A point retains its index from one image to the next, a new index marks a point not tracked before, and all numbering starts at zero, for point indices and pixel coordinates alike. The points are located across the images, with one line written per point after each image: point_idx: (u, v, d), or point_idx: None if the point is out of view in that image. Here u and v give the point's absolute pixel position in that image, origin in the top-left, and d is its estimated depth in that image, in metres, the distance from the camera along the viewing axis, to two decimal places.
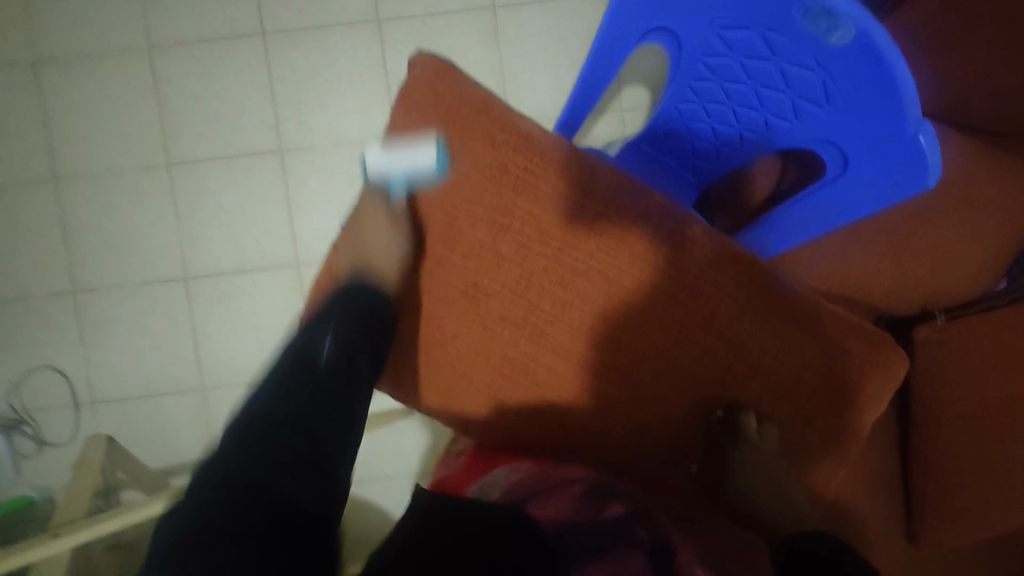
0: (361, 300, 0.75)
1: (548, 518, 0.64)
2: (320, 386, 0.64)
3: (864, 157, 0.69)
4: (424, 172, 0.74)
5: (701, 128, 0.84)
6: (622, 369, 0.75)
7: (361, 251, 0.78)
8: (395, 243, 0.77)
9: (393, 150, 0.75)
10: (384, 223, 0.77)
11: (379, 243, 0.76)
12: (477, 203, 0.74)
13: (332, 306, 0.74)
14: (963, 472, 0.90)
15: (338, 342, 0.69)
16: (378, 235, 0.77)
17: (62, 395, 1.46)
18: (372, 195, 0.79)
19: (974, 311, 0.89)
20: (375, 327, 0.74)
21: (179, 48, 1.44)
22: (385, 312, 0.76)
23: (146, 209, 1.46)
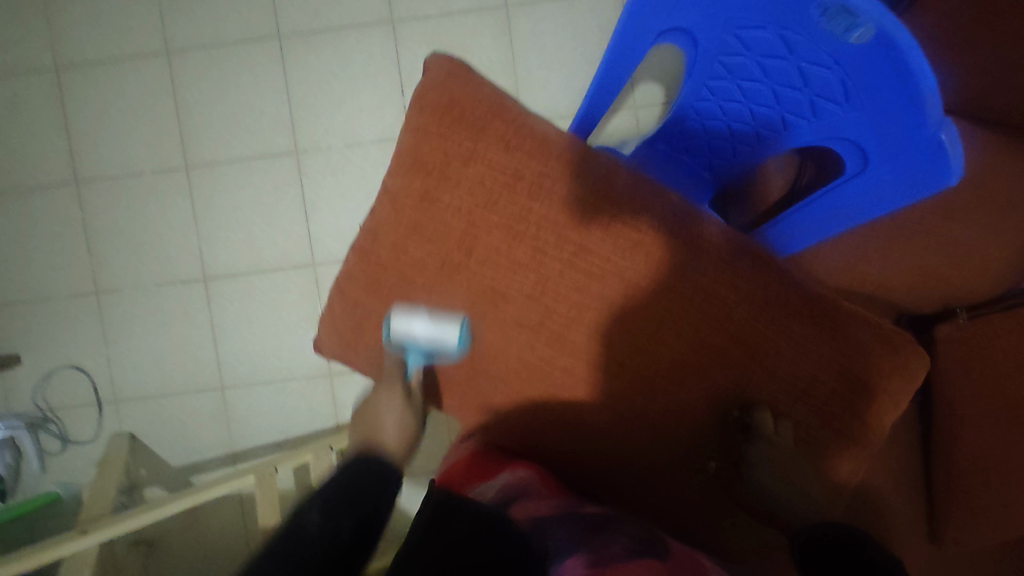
0: (365, 484, 0.70)
1: (526, 518, 0.65)
2: (322, 537, 0.60)
3: (883, 157, 0.68)
4: (446, 351, 0.77)
5: (717, 127, 0.84)
6: (638, 370, 0.75)
7: (372, 431, 0.81)
8: (407, 424, 0.82)
9: (418, 315, 0.76)
10: (398, 404, 0.81)
11: (388, 429, 0.80)
12: (491, 209, 0.75)
13: (327, 483, 0.68)
14: (986, 472, 0.89)
15: (332, 512, 0.63)
16: (391, 414, 0.82)
17: (86, 394, 1.49)
18: (391, 358, 0.82)
19: (997, 309, 0.87)
20: (373, 502, 0.68)
21: (197, 52, 1.46)
22: (391, 477, 0.73)
23: (166, 211, 1.48)
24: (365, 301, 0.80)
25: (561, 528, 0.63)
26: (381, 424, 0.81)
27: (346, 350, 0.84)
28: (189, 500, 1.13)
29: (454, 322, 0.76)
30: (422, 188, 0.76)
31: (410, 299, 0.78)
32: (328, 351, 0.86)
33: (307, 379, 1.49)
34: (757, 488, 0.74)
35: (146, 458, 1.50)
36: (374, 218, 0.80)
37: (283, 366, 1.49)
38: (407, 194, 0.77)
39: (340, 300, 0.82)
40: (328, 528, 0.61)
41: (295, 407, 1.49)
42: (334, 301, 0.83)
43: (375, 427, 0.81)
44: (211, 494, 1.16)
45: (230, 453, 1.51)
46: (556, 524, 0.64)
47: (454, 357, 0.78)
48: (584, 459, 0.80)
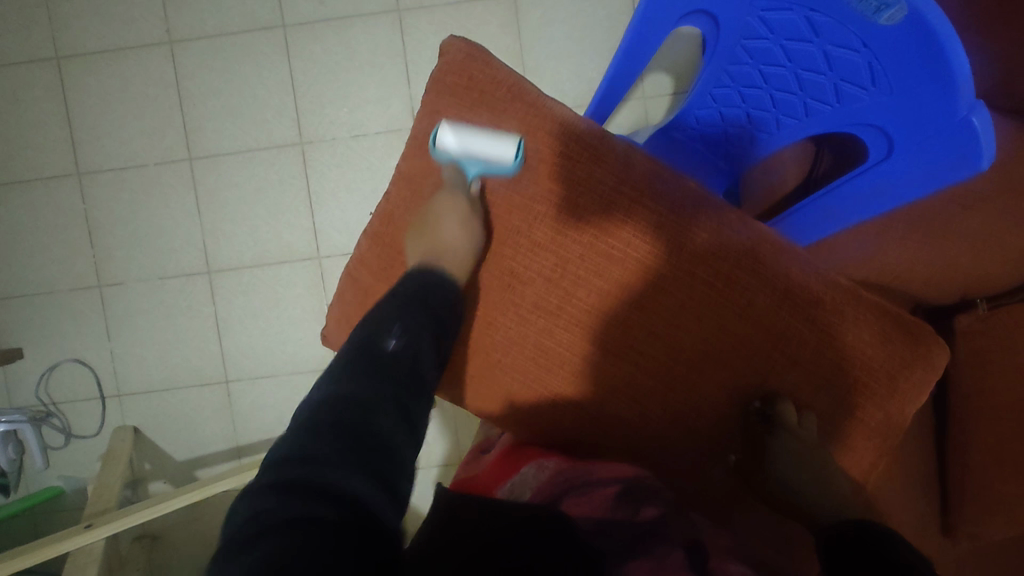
0: (432, 297, 0.68)
1: (585, 517, 0.60)
2: (393, 364, 0.60)
3: (908, 144, 0.67)
4: (501, 162, 0.73)
5: (735, 114, 0.82)
6: (658, 358, 0.74)
7: (430, 248, 0.72)
8: (468, 225, 0.73)
9: (464, 130, 0.74)
10: (460, 207, 0.73)
11: (446, 227, 0.71)
12: (516, 187, 0.75)
13: (400, 296, 0.67)
14: (1006, 466, 0.87)
15: (411, 329, 0.64)
16: (450, 216, 0.72)
17: (89, 388, 1.48)
18: (447, 175, 0.76)
19: (1020, 299, 0.85)
20: (444, 319, 0.68)
21: (201, 42, 1.44)
22: (456, 296, 0.71)
23: (169, 203, 1.47)
24: (378, 287, 0.78)
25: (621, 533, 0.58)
26: (445, 215, 0.72)
27: None
28: (195, 494, 1.13)
29: (509, 137, 0.73)
30: (440, 170, 0.76)
31: None
32: (339, 341, 0.84)
33: (312, 372, 1.48)
34: (781, 479, 0.70)
35: (150, 452, 1.49)
36: (389, 203, 0.79)
37: (288, 359, 1.48)
38: (426, 174, 0.78)
39: (352, 286, 0.80)
40: (402, 357, 0.61)
41: (301, 400, 1.48)
42: (344, 288, 0.81)
43: (432, 239, 0.72)
44: (217, 488, 1.15)
45: (234, 447, 1.49)
46: (610, 534, 0.58)
47: (509, 165, 0.73)
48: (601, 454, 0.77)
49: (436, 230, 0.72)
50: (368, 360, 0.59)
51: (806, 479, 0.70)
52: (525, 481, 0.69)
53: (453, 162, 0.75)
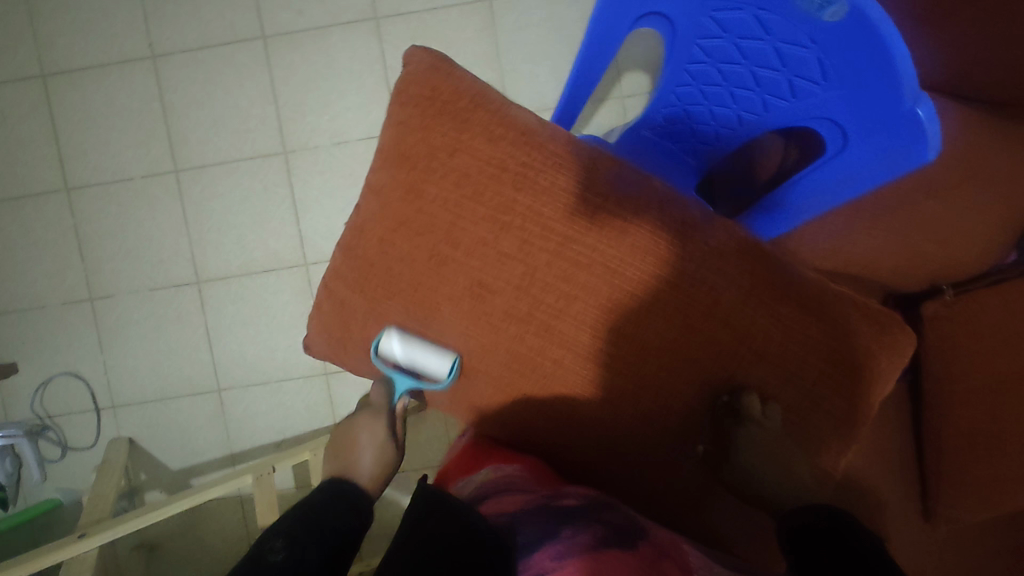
0: (327, 514, 0.74)
1: (500, 513, 0.66)
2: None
3: (862, 134, 0.69)
4: (433, 380, 0.80)
5: (699, 112, 0.84)
6: (628, 358, 0.75)
7: (345, 469, 0.85)
8: (383, 455, 0.87)
9: (408, 341, 0.78)
10: (380, 436, 0.88)
11: (363, 458, 0.85)
12: (478, 201, 0.75)
13: (296, 515, 0.72)
14: (978, 449, 0.88)
15: (294, 543, 0.68)
16: (370, 446, 0.87)
17: (83, 400, 1.50)
18: (395, 264, 0.77)
19: (981, 284, 0.89)
20: (342, 527, 0.73)
21: (182, 55, 1.46)
22: (362, 508, 0.79)
23: (156, 216, 1.48)
24: (352, 298, 0.80)
25: (533, 522, 0.62)
26: (359, 450, 0.86)
27: (336, 346, 0.84)
28: (188, 502, 1.14)
29: (445, 354, 0.78)
30: (406, 183, 0.76)
31: (397, 292, 0.78)
32: (319, 349, 0.86)
33: (303, 378, 1.50)
34: (745, 468, 0.74)
35: (145, 463, 1.51)
36: (359, 214, 0.80)
37: (278, 366, 1.49)
38: (392, 188, 0.77)
39: (328, 298, 0.82)
40: (287, 567, 0.64)
41: (292, 406, 1.50)
42: (322, 299, 0.83)
43: (348, 464, 0.85)
44: (210, 494, 1.17)
45: (229, 455, 1.51)
46: (528, 517, 0.64)
47: (439, 386, 0.80)
48: (574, 447, 0.80)
49: (358, 453, 0.86)
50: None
51: (761, 471, 0.73)
52: (472, 479, 0.76)
53: (392, 368, 0.81)
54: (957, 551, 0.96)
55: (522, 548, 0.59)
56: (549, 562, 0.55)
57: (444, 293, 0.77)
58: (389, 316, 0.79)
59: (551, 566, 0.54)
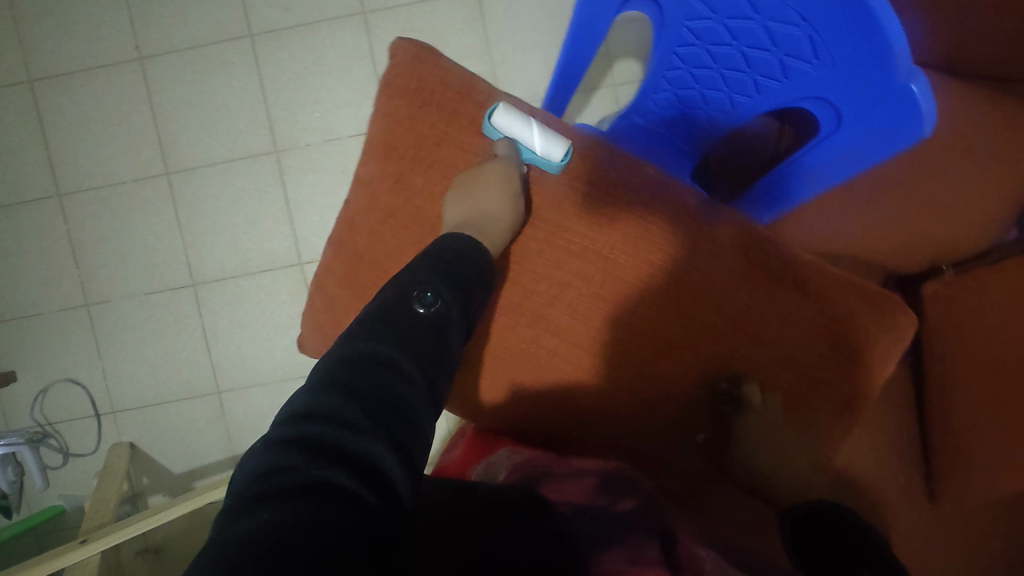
0: (468, 258, 0.64)
1: (562, 501, 0.61)
2: (423, 337, 0.54)
3: (856, 113, 0.67)
4: (552, 148, 0.74)
5: (690, 96, 0.83)
6: (623, 347, 0.74)
7: (474, 211, 0.70)
8: (514, 203, 0.72)
9: (519, 109, 0.75)
10: (506, 180, 0.72)
11: (490, 196, 0.70)
12: (467, 190, 0.74)
13: (431, 256, 0.63)
14: (982, 429, 0.88)
15: (443, 291, 0.59)
16: (496, 188, 0.71)
17: (83, 406, 1.49)
18: (385, 261, 0.76)
19: (982, 264, 0.88)
20: (473, 283, 0.64)
21: (169, 56, 1.45)
22: (488, 271, 0.67)
23: (150, 219, 1.47)
24: (343, 293, 0.79)
25: (603, 518, 0.57)
26: (484, 201, 0.71)
27: (331, 344, 0.84)
28: (190, 504, 1.14)
29: (563, 125, 0.75)
30: (394, 173, 0.76)
31: (388, 287, 0.77)
32: (312, 348, 0.85)
33: (302, 378, 1.49)
34: (745, 456, 0.74)
35: (147, 467, 1.50)
36: (349, 211, 0.79)
37: (278, 367, 1.49)
38: (380, 180, 0.77)
39: (320, 293, 0.81)
40: (433, 323, 0.56)
41: None
42: (315, 298, 0.82)
43: (476, 207, 0.71)
44: (212, 497, 1.17)
45: (230, 457, 1.51)
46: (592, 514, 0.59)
47: (559, 159, 0.75)
48: (569, 444, 0.78)
49: (484, 190, 0.71)
50: (389, 328, 0.53)
51: (762, 454, 0.73)
52: (502, 467, 0.70)
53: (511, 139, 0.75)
54: (966, 533, 0.95)
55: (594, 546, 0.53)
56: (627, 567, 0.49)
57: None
58: None
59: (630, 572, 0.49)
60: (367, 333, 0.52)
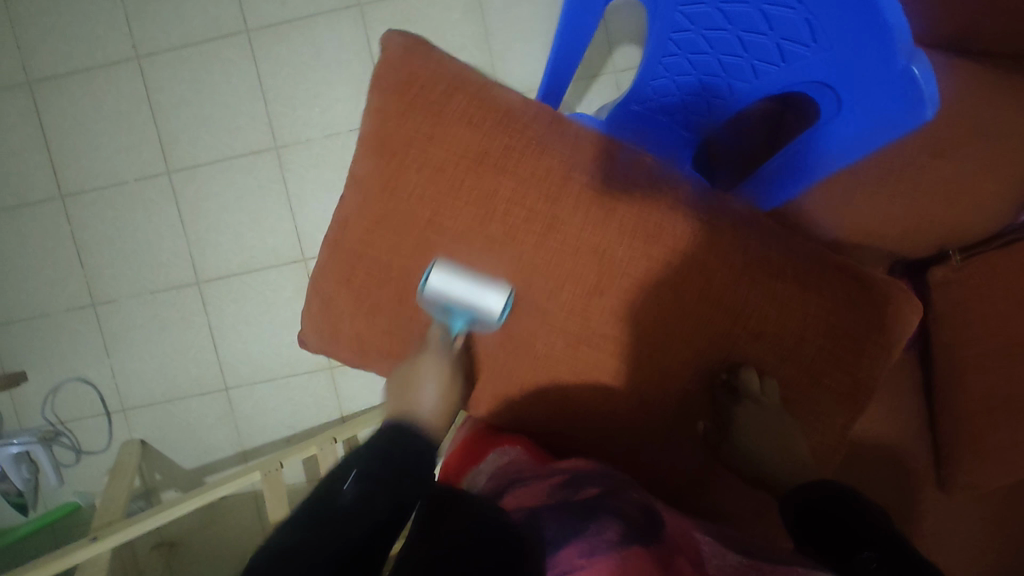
0: (403, 449, 0.67)
1: (519, 508, 0.63)
2: (348, 520, 0.54)
3: (853, 98, 0.67)
4: (486, 317, 0.74)
5: (688, 82, 0.82)
6: (621, 345, 0.74)
7: (407, 407, 0.75)
8: (448, 391, 0.76)
9: (454, 272, 0.74)
10: (442, 366, 0.76)
11: (424, 396, 0.75)
12: (460, 190, 0.73)
13: (364, 449, 0.66)
14: (994, 413, 0.86)
15: (370, 477, 0.60)
16: (429, 377, 0.75)
17: (94, 405, 1.51)
18: (384, 256, 0.76)
19: (993, 247, 0.85)
20: (427, 458, 0.69)
21: (166, 54, 1.44)
22: (429, 454, 0.69)
23: (153, 217, 1.48)
24: (339, 293, 0.79)
25: (556, 516, 0.58)
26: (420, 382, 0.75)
27: (329, 343, 0.84)
28: (197, 501, 1.15)
29: (500, 287, 0.73)
30: (386, 175, 0.75)
31: (381, 282, 0.77)
32: (311, 345, 0.85)
33: (308, 373, 1.50)
34: (744, 447, 0.73)
35: (159, 463, 1.52)
36: (343, 209, 0.79)
37: (284, 361, 1.50)
38: (372, 179, 0.76)
39: (316, 297, 0.82)
40: (358, 510, 0.56)
41: (300, 401, 1.50)
42: (311, 297, 0.83)
43: (410, 401, 0.75)
44: (219, 493, 1.18)
45: (241, 452, 1.52)
46: (546, 514, 0.60)
47: (495, 324, 0.75)
48: (572, 441, 0.80)
49: (417, 379, 0.75)
50: (310, 525, 0.53)
51: (762, 447, 0.72)
52: (483, 471, 0.75)
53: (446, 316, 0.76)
54: (979, 515, 0.94)
55: (548, 541, 0.56)
56: (577, 561, 0.52)
57: (429, 285, 0.76)
58: (378, 311, 0.78)
59: (580, 565, 0.51)
60: (292, 530, 0.53)
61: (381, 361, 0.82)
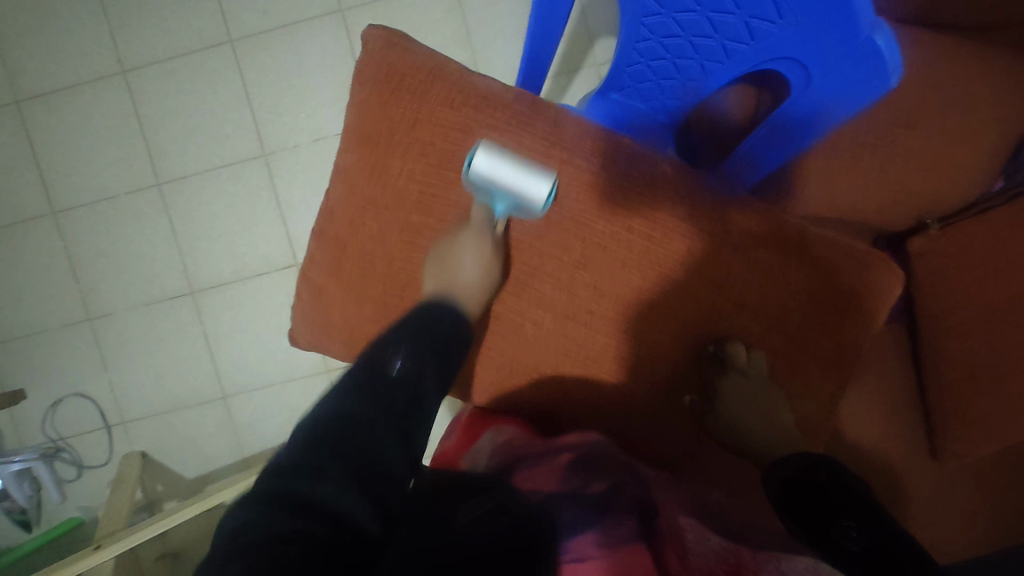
0: (435, 325, 0.67)
1: (533, 490, 0.63)
2: (399, 395, 0.57)
3: (822, 72, 0.68)
4: (530, 205, 0.73)
5: (661, 66, 0.83)
6: (608, 318, 0.77)
7: (447, 281, 0.72)
8: (486, 262, 0.74)
9: (501, 156, 0.72)
10: (475, 241, 0.74)
11: (462, 263, 0.72)
12: (449, 166, 0.76)
13: (404, 326, 0.65)
14: (979, 381, 0.87)
15: (414, 355, 0.61)
16: (468, 249, 0.73)
17: (94, 419, 1.51)
18: (368, 244, 0.79)
19: (968, 215, 0.86)
20: (449, 351, 0.65)
21: (152, 68, 1.46)
22: (462, 332, 0.69)
23: (145, 229, 1.49)
24: (331, 285, 0.82)
25: (572, 504, 0.60)
26: (455, 264, 0.72)
27: (322, 334, 0.86)
28: (201, 506, 1.18)
29: (544, 174, 0.73)
30: (370, 164, 0.77)
31: (366, 267, 0.80)
32: (302, 339, 0.88)
33: (305, 378, 1.51)
34: (729, 416, 0.75)
35: (160, 474, 1.52)
36: (331, 200, 0.81)
37: (282, 367, 1.50)
38: (357, 169, 0.78)
39: (308, 287, 0.85)
40: (406, 381, 0.58)
41: (297, 406, 1.51)
42: (303, 289, 0.85)
43: (451, 278, 0.72)
44: (222, 497, 1.21)
45: (241, 461, 1.53)
46: (564, 500, 0.61)
47: (538, 213, 0.74)
48: (569, 419, 0.82)
49: (458, 256, 0.73)
50: (362, 398, 0.55)
51: (746, 417, 0.74)
52: (484, 451, 0.75)
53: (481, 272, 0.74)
54: (969, 484, 0.95)
55: (559, 529, 0.57)
56: (593, 549, 0.53)
57: (415, 270, 0.78)
58: (368, 298, 0.81)
59: (595, 554, 0.52)
60: (346, 396, 0.56)
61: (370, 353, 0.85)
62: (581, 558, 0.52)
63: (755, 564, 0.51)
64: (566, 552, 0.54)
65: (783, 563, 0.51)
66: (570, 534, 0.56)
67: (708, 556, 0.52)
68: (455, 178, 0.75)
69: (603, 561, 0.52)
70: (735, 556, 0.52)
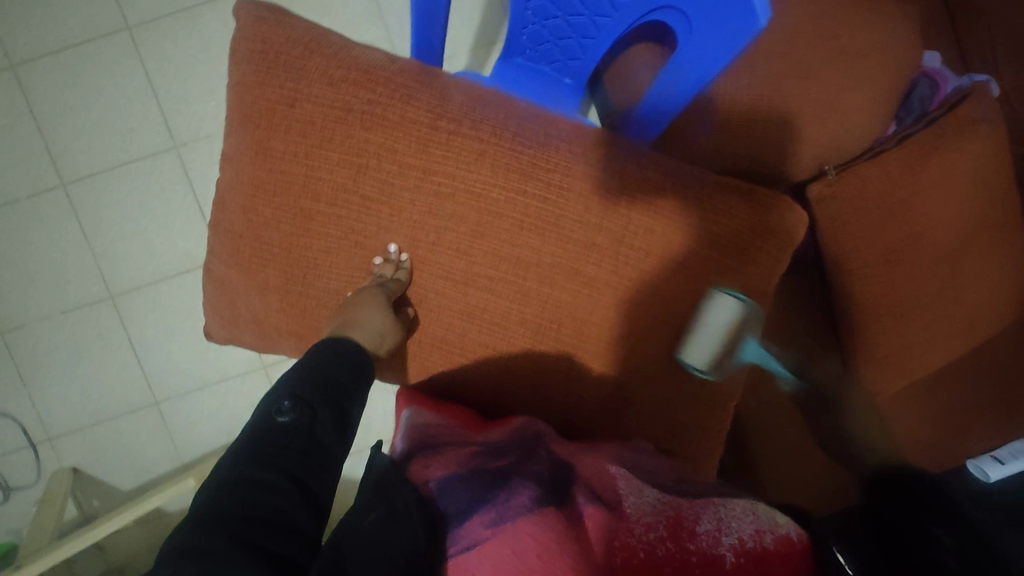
0: (333, 363, 0.69)
1: (425, 482, 0.62)
2: (293, 446, 0.58)
3: (701, 19, 0.78)
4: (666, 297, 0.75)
5: (555, 25, 0.87)
6: (404, 270, 0.77)
7: (349, 325, 0.74)
8: (380, 322, 0.74)
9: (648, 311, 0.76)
10: (374, 309, 0.73)
11: (358, 323, 0.73)
12: (328, 147, 0.74)
13: (301, 369, 0.67)
14: (887, 318, 0.91)
15: (304, 399, 0.62)
16: (367, 309, 0.74)
17: (16, 438, 1.43)
18: (259, 228, 0.77)
19: (863, 159, 0.87)
20: (344, 392, 0.67)
21: (44, 60, 1.36)
22: (360, 363, 0.71)
23: (53, 234, 1.40)
24: (231, 274, 0.81)
25: (464, 485, 0.60)
26: (363, 324, 0.73)
27: (230, 326, 0.85)
28: (130, 514, 1.17)
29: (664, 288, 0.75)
30: (254, 143, 0.76)
31: (265, 255, 0.78)
32: (216, 334, 0.87)
33: (241, 376, 1.46)
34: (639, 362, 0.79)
35: (96, 489, 1.46)
36: (222, 188, 0.80)
37: (216, 367, 1.45)
38: (242, 152, 0.77)
39: (210, 279, 0.83)
40: (299, 433, 0.60)
41: (235, 406, 1.46)
42: (206, 281, 0.84)
43: (353, 324, 0.74)
44: (154, 502, 1.20)
45: (180, 467, 1.47)
46: (457, 483, 0.61)
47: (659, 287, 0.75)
48: (483, 388, 0.83)
49: (361, 312, 0.74)
50: (251, 458, 0.56)
51: (614, 373, 0.80)
52: (400, 439, 0.74)
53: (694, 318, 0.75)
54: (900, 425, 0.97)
55: (451, 517, 0.57)
56: (484, 531, 0.53)
57: (316, 250, 0.77)
58: (268, 285, 0.79)
59: (486, 536, 0.53)
60: (237, 455, 0.56)
61: (283, 338, 0.83)
62: (471, 545, 0.54)
63: (691, 514, 0.56)
64: (456, 543, 0.55)
65: (718, 510, 0.56)
66: (462, 520, 0.56)
67: (644, 511, 0.56)
68: (343, 153, 0.74)
69: (493, 545, 0.52)
70: (671, 509, 0.57)
